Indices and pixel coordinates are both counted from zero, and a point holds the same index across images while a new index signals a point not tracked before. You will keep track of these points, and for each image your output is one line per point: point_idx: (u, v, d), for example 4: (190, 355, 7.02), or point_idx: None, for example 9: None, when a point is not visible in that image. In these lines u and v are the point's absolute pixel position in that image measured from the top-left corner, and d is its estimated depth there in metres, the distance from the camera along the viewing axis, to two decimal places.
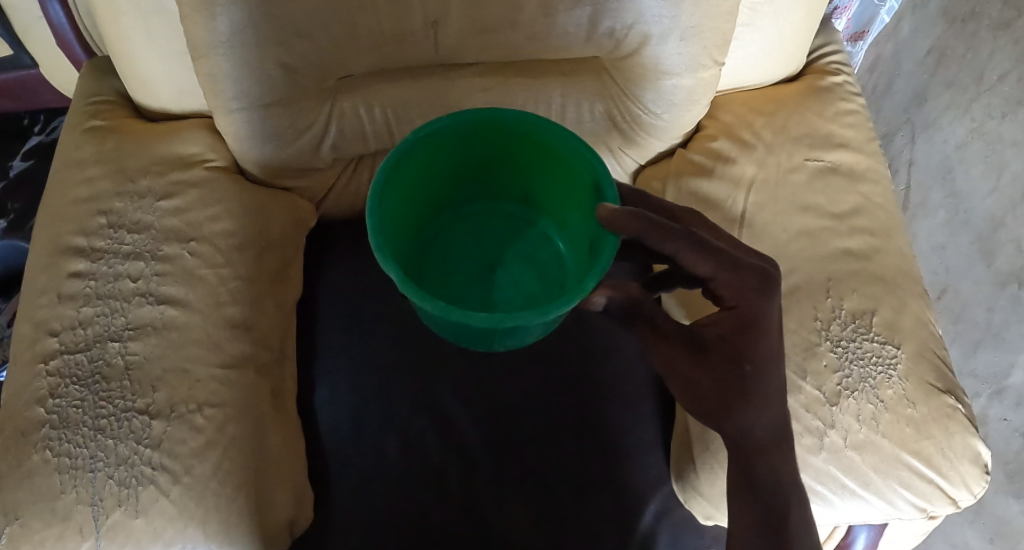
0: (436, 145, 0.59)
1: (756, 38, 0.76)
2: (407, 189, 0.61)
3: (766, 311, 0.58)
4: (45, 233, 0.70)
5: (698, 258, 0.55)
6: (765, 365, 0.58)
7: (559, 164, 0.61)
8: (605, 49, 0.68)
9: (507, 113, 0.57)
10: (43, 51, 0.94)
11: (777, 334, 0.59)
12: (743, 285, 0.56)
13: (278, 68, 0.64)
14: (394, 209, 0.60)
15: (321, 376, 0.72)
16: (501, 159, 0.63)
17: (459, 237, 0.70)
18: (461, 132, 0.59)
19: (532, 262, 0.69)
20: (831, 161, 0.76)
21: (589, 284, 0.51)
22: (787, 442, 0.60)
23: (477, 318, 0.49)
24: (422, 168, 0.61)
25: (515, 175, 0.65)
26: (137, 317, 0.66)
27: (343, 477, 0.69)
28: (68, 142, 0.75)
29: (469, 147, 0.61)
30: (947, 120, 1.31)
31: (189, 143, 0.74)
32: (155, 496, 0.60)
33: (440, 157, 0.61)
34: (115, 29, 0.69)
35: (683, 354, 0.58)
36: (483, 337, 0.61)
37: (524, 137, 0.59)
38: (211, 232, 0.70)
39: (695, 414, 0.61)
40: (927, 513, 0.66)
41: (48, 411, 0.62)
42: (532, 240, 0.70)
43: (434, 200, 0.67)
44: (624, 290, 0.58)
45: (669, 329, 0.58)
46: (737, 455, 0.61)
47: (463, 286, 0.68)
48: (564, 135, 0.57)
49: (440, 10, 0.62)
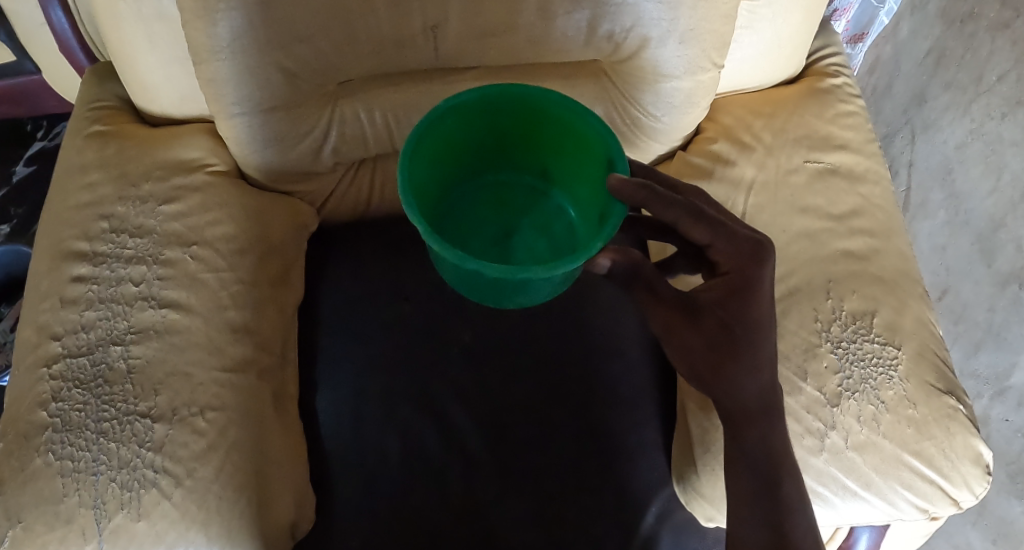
0: (460, 115, 0.59)
1: (754, 40, 0.76)
2: (431, 156, 0.61)
3: (758, 278, 0.59)
4: (48, 238, 0.71)
5: (695, 225, 0.58)
6: (758, 329, 0.60)
7: (575, 138, 0.61)
8: (604, 52, 0.68)
9: (526, 88, 0.57)
10: (45, 57, 0.94)
11: (770, 301, 0.60)
12: (737, 253, 0.59)
13: (279, 73, 0.64)
14: (418, 172, 0.60)
15: (323, 379, 0.72)
16: (522, 132, 0.63)
17: (471, 207, 0.70)
18: (480, 106, 0.59)
19: (545, 230, 0.69)
20: (831, 163, 0.76)
21: (596, 245, 0.52)
22: (776, 414, 0.61)
23: (489, 268, 0.51)
24: (447, 138, 0.61)
25: (534, 147, 0.65)
26: (139, 321, 0.66)
27: (344, 479, 0.69)
28: (70, 148, 0.76)
29: (492, 118, 0.61)
30: (946, 121, 1.32)
31: (191, 148, 0.75)
32: (157, 499, 0.60)
33: (463, 127, 0.61)
34: (117, 35, 0.69)
35: (679, 318, 0.59)
36: (494, 290, 0.62)
37: (546, 111, 0.59)
38: (212, 236, 0.70)
39: (686, 376, 0.63)
40: (928, 514, 0.66)
41: (50, 414, 0.62)
42: (545, 210, 0.70)
43: (455, 168, 0.67)
44: (627, 255, 0.60)
45: (666, 293, 0.59)
46: (728, 425, 0.62)
47: (477, 251, 0.68)
48: (581, 110, 0.57)
49: (439, 14, 0.63)
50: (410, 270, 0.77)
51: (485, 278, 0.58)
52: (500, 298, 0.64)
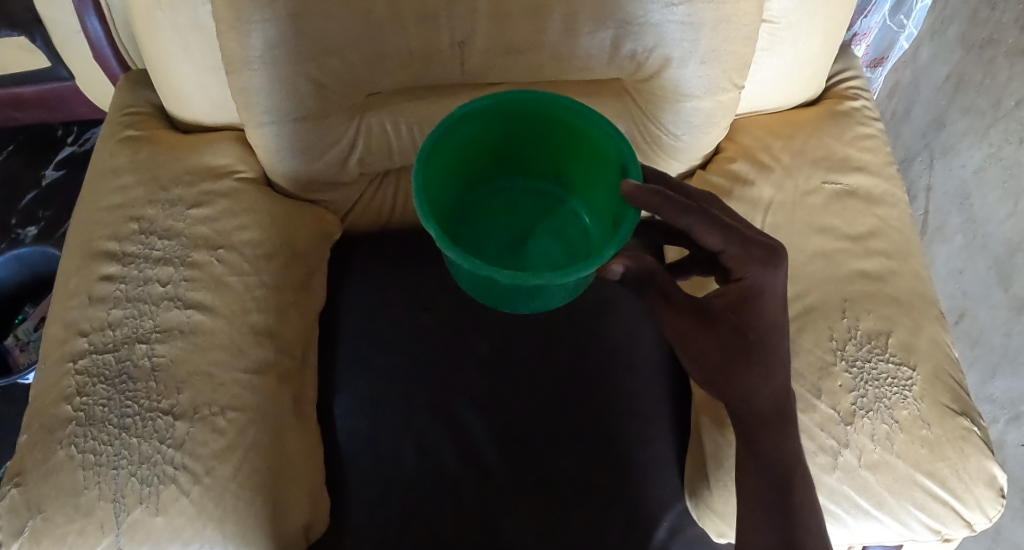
0: (475, 124, 0.61)
1: (775, 62, 0.77)
2: (447, 163, 0.63)
3: (769, 283, 0.59)
4: (78, 238, 0.73)
5: (710, 231, 0.57)
6: (770, 336, 0.60)
7: (588, 145, 0.62)
8: (627, 71, 0.70)
9: (540, 96, 0.59)
10: (78, 64, 0.97)
11: (782, 306, 0.61)
12: (749, 258, 0.58)
13: (309, 84, 0.66)
14: (433, 181, 0.62)
15: (341, 383, 0.73)
16: (536, 138, 0.65)
17: (488, 212, 0.71)
18: (494, 114, 0.61)
19: (559, 235, 0.70)
20: (848, 185, 0.76)
21: (608, 253, 0.53)
22: (791, 425, 0.61)
23: (503, 275, 0.52)
24: (463, 145, 0.63)
25: (549, 155, 0.67)
26: (164, 321, 0.67)
27: (361, 481, 0.70)
28: (103, 150, 0.78)
29: (507, 126, 0.63)
30: (964, 146, 1.32)
31: (220, 154, 0.77)
32: (176, 494, 0.61)
33: (478, 135, 0.63)
34: (153, 45, 0.72)
35: (691, 321, 0.61)
36: (510, 295, 0.63)
37: (559, 119, 0.61)
38: (239, 241, 0.72)
39: (701, 384, 0.64)
40: (942, 535, 0.66)
41: (74, 409, 0.64)
42: (560, 216, 0.71)
43: (472, 174, 0.68)
44: (641, 261, 0.61)
45: (678, 298, 0.61)
46: (742, 433, 0.63)
47: (494, 255, 0.69)
48: (595, 120, 0.59)
49: (467, 31, 0.65)
50: (430, 282, 0.78)
51: (499, 285, 0.59)
52: (514, 303, 0.65)
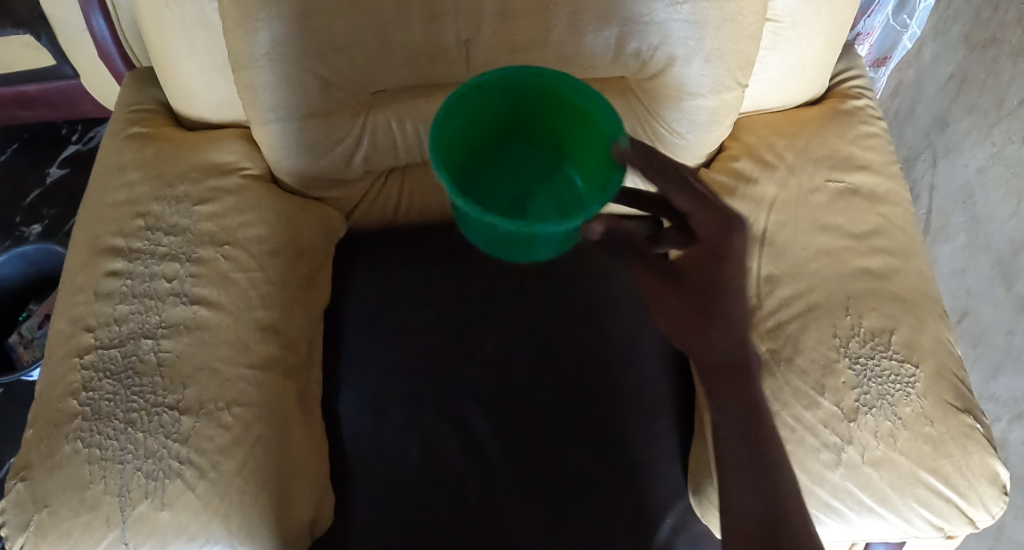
0: (481, 94, 0.61)
1: (778, 62, 0.78)
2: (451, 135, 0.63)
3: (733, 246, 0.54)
4: (84, 234, 0.73)
5: (671, 189, 0.54)
6: None
7: (583, 118, 0.62)
8: (631, 69, 0.70)
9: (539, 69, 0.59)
10: (84, 62, 0.97)
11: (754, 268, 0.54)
12: (712, 218, 0.53)
13: (315, 82, 0.66)
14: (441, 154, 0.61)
15: (347, 379, 0.74)
16: (535, 111, 0.65)
17: (487, 181, 0.71)
18: (495, 85, 0.60)
19: (557, 200, 0.70)
20: (852, 183, 0.77)
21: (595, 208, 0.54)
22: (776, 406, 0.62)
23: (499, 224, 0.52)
24: (466, 116, 0.63)
25: (547, 125, 0.66)
26: (170, 317, 0.68)
27: (365, 476, 0.70)
28: (109, 147, 0.78)
29: (504, 99, 0.63)
30: (967, 146, 1.32)
31: (226, 151, 0.77)
32: (181, 489, 0.62)
33: (479, 109, 0.63)
34: (160, 43, 0.72)
35: (654, 282, 0.56)
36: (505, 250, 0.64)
37: (567, 98, 0.61)
38: (244, 237, 0.72)
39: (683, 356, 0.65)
40: (945, 532, 0.66)
41: (80, 403, 0.64)
42: (557, 182, 0.71)
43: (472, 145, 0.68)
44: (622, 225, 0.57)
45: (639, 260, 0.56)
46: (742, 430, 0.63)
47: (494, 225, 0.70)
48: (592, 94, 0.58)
49: (472, 28, 0.65)
50: (435, 280, 0.78)
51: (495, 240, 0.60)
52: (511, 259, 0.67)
